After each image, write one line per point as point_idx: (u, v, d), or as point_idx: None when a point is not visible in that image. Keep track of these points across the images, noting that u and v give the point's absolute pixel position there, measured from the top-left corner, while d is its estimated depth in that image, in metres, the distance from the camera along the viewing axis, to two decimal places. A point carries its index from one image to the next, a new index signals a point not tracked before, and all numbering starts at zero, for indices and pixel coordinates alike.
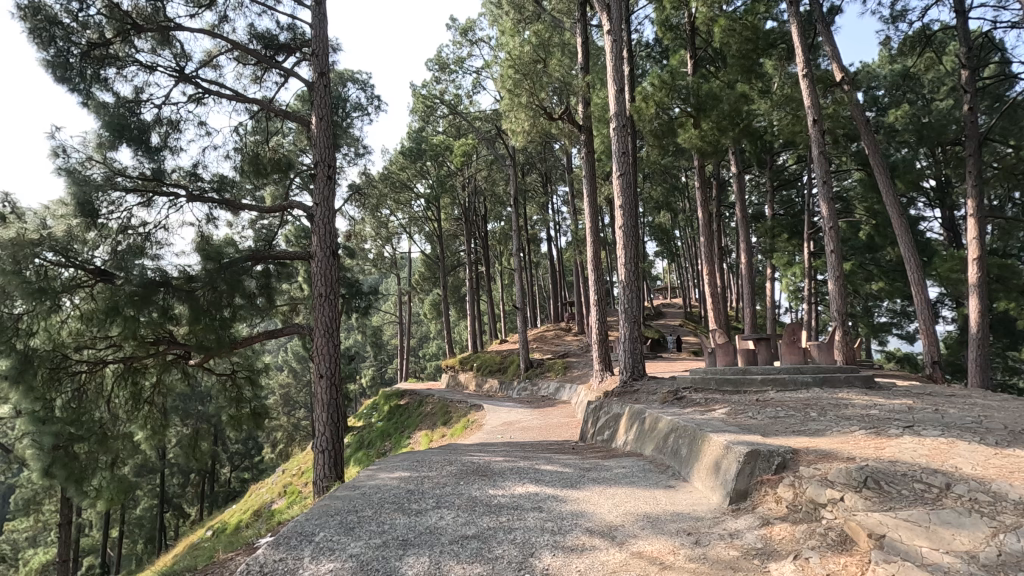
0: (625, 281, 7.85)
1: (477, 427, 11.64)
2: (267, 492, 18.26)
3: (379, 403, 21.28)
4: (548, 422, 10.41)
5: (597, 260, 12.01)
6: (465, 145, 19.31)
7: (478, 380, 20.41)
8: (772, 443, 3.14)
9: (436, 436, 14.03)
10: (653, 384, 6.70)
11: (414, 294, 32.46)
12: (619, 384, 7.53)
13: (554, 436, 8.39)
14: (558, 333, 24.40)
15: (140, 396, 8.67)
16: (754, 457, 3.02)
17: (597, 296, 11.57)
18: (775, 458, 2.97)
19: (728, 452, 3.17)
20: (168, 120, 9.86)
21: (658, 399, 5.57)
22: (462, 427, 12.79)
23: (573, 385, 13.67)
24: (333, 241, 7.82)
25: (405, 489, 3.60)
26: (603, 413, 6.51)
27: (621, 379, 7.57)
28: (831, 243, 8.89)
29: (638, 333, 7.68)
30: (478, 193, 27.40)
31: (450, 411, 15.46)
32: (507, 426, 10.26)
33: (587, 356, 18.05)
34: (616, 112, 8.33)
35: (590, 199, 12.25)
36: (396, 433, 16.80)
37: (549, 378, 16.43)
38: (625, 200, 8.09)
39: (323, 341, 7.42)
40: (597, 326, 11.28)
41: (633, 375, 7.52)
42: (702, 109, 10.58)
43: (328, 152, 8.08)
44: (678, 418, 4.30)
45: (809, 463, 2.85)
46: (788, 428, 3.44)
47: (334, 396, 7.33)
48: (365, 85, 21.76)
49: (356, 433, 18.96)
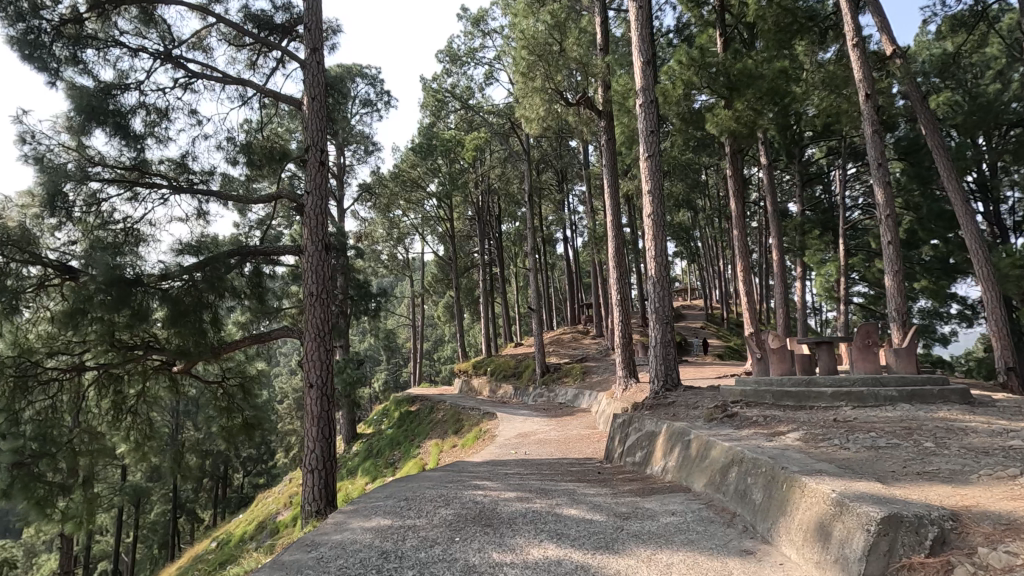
0: (655, 277, 6.88)
1: (489, 438, 10.78)
2: (274, 502, 17.59)
3: (390, 408, 20.49)
4: (565, 433, 9.50)
5: (619, 258, 11.07)
6: (477, 140, 18.52)
7: (491, 385, 19.55)
8: (908, 500, 2.21)
9: (446, 446, 13.19)
10: (692, 396, 5.74)
11: (427, 297, 31.77)
12: (650, 396, 6.56)
13: (574, 452, 7.47)
14: (575, 336, 23.44)
15: (122, 405, 8.01)
16: (893, 524, 2.09)
17: (620, 296, 10.61)
18: (929, 527, 2.05)
19: (842, 513, 2.24)
20: (156, 108, 9.16)
21: (702, 416, 4.62)
22: (473, 437, 11.93)
23: (592, 392, 12.73)
24: (327, 233, 7.00)
25: (378, 552, 2.71)
26: (633, 430, 5.56)
27: (653, 390, 6.61)
28: (888, 234, 7.89)
29: (671, 336, 6.71)
30: (492, 192, 26.63)
31: (461, 419, 14.61)
32: (521, 438, 9.37)
33: (606, 360, 17.09)
34: (642, 87, 7.42)
35: (610, 192, 11.31)
36: (406, 441, 15.99)
37: (566, 384, 15.50)
38: (654, 186, 7.13)
39: (313, 346, 6.61)
40: (620, 330, 10.32)
41: (666, 385, 6.56)
42: (736, 89, 9.60)
43: (322, 135, 7.29)
44: (737, 446, 3.37)
45: (992, 543, 1.91)
46: (915, 470, 2.50)
47: (325, 408, 6.48)
48: (374, 81, 21.11)
49: (365, 441, 18.20)
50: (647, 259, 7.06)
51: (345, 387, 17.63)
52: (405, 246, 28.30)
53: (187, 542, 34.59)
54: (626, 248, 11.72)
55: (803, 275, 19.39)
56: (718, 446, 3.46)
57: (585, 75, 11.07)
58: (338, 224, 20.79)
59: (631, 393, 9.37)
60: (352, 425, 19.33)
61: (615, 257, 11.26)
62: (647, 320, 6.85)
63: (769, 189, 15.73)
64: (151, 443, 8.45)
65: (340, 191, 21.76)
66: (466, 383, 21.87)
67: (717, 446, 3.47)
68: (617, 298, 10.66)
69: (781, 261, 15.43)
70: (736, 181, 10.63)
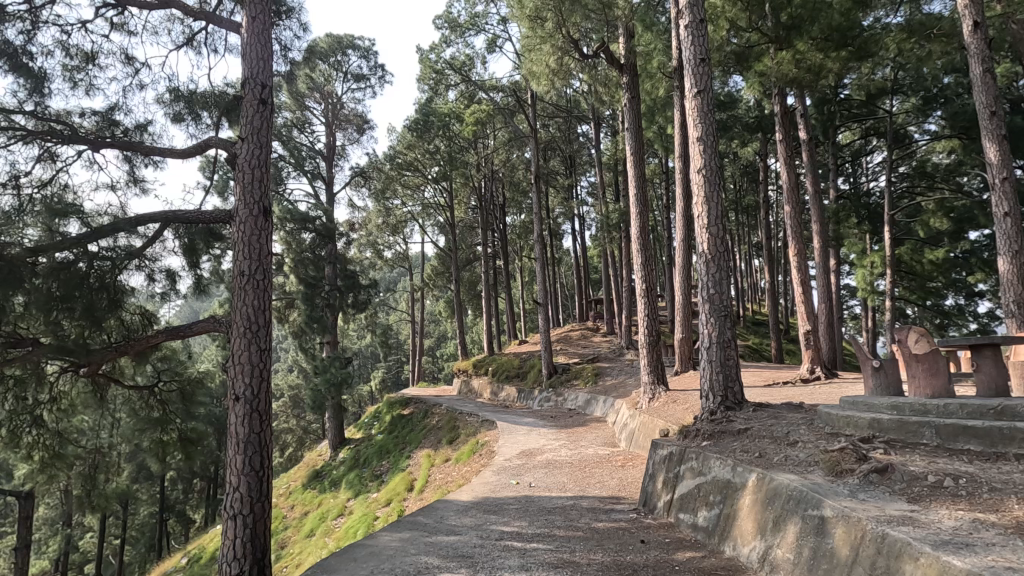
0: (709, 255, 5.01)
1: (487, 454, 9.04)
2: None
3: (382, 411, 18.80)
4: (578, 453, 7.72)
5: (642, 238, 9.03)
6: (478, 115, 16.73)
7: (493, 388, 17.82)
8: None
9: (438, 459, 11.46)
10: (777, 423, 3.92)
11: (427, 291, 30.04)
12: (704, 418, 4.72)
13: (594, 486, 5.69)
14: (585, 334, 21.67)
15: (21, 417, 6.41)
16: None
17: (644, 287, 8.77)
18: None
19: None
20: (80, 50, 7.46)
21: (823, 467, 2.81)
22: (468, 451, 10.18)
23: (608, 399, 10.95)
24: (268, 198, 5.28)
25: None
26: (690, 472, 3.78)
27: (707, 409, 4.76)
28: (1005, 201, 6.71)
29: (732, 333, 4.86)
30: (496, 178, 24.92)
31: (457, 427, 12.89)
32: (525, 459, 7.59)
33: (621, 361, 15.33)
34: (688, 3, 5.55)
35: (632, 161, 9.31)
36: (396, 450, 14.27)
37: (576, 388, 13.79)
38: (705, 133, 5.25)
39: (241, 344, 4.86)
40: (646, 327, 8.44)
41: (727, 401, 4.71)
42: (794, 29, 7.85)
43: (267, 67, 5.51)
44: (981, 566, 1.60)
45: None
46: None
47: (256, 430, 4.72)
48: (368, 53, 19.36)
49: (352, 447, 16.48)
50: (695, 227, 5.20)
51: (329, 388, 15.90)
52: (404, 237, 26.57)
53: (178, 545, 33.12)
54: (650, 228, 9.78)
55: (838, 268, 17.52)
56: (926, 561, 1.72)
57: (603, 21, 9.22)
58: (328, 212, 19.11)
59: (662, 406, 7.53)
60: (341, 429, 17.60)
61: (638, 238, 9.20)
62: (699, 310, 4.98)
63: (809, 170, 13.68)
64: (64, 463, 6.83)
65: (331, 176, 20.05)
66: (466, 384, 20.13)
67: (923, 559, 1.74)
68: (641, 288, 8.73)
69: (822, 250, 13.51)
70: (786, 146, 8.72)
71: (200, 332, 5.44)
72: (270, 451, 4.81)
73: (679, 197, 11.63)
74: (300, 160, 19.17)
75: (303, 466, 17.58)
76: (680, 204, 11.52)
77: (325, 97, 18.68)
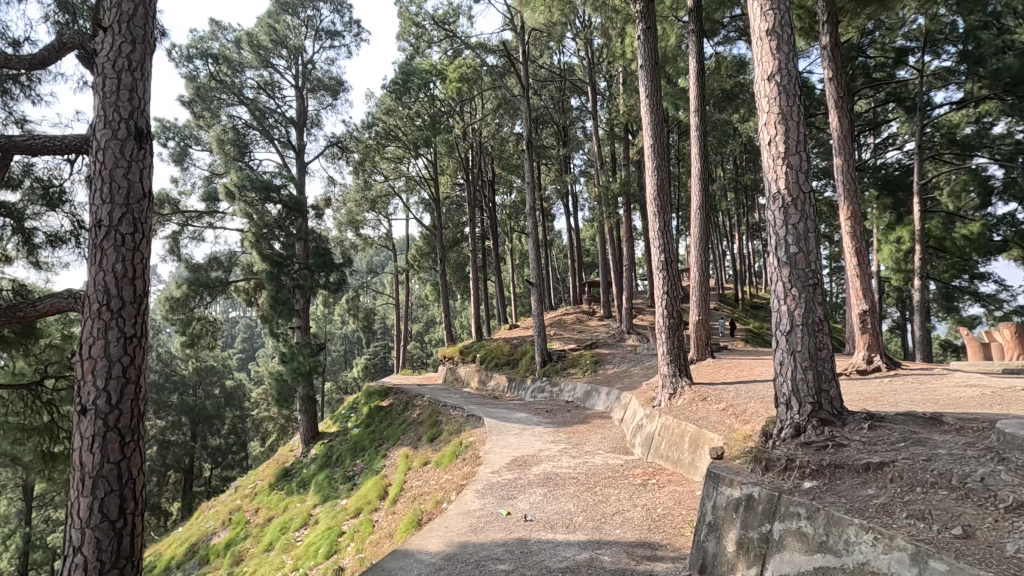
0: (787, 198, 3.75)
1: (472, 460, 7.54)
2: (213, 518, 14.34)
3: (360, 401, 17.27)
4: (583, 464, 6.20)
5: (662, 200, 7.44)
6: (463, 72, 14.91)
7: (481, 376, 16.37)
8: None
9: (416, 461, 9.94)
10: (930, 460, 2.68)
11: (412, 273, 28.38)
12: (788, 436, 3.52)
13: (614, 521, 4.20)
14: (580, 317, 20.19)
15: None
16: None
17: (662, 262, 7.16)
18: None
19: None
20: None
21: None
22: (450, 454, 8.66)
23: (614, 392, 9.52)
24: (146, 116, 3.61)
25: None
26: (793, 537, 2.55)
27: (791, 423, 3.57)
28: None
29: (822, 311, 3.66)
30: (484, 150, 23.18)
31: (441, 422, 11.43)
32: (517, 473, 6.05)
33: (623, 347, 13.94)
34: None
35: (648, 103, 7.62)
36: (372, 446, 12.82)
37: (574, 378, 12.38)
38: (783, 46, 3.91)
39: (89, 328, 3.24)
40: (666, 307, 6.92)
41: (821, 412, 3.50)
42: None
43: None
44: None
45: None
46: None
47: (114, 459, 3.13)
48: (341, 7, 17.42)
49: (326, 442, 15.00)
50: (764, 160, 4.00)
51: (297, 378, 14.26)
52: (385, 215, 24.81)
53: (152, 538, 31.60)
54: (668, 189, 8.22)
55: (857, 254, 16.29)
56: None
57: None
58: (299, 185, 17.35)
59: (690, 406, 6.05)
60: (315, 423, 16.05)
61: (655, 198, 7.56)
62: (776, 278, 3.74)
63: None
64: None
65: (303, 145, 18.22)
66: (452, 372, 18.63)
67: None
68: (658, 260, 7.16)
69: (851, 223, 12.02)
70: (837, 86, 7.18)
71: (50, 312, 3.81)
72: (138, 489, 3.23)
73: (694, 157, 10.02)
74: (266, 127, 17.39)
75: (273, 462, 16.02)
76: (696, 166, 9.95)
77: (293, 55, 16.79)
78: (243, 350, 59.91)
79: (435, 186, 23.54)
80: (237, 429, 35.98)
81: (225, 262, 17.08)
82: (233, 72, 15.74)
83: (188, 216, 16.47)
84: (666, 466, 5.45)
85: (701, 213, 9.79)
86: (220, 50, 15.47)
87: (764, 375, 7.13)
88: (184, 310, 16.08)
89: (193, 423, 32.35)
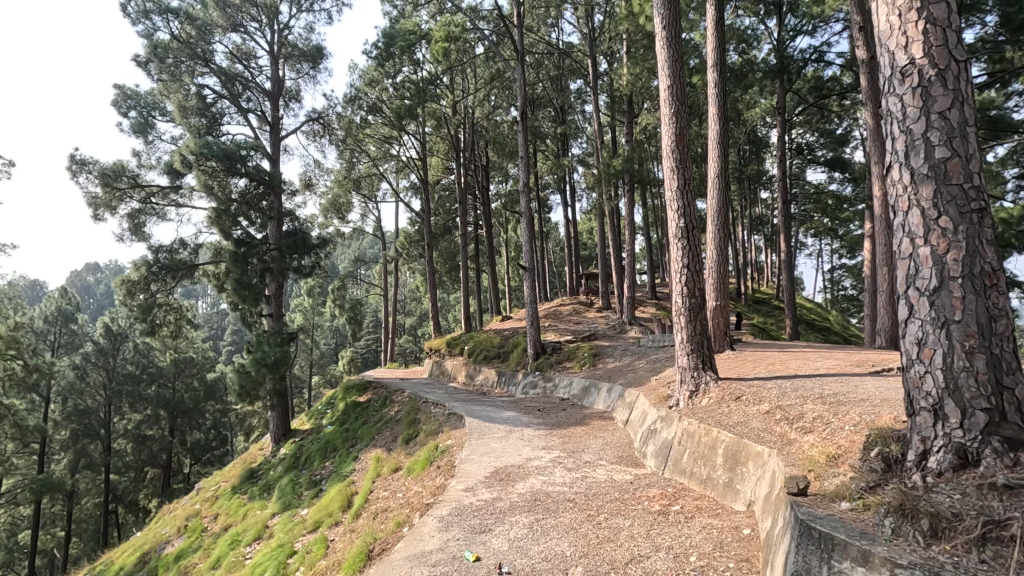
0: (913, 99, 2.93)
1: (446, 469, 6.21)
2: (170, 524, 12.97)
3: (338, 396, 15.91)
4: (581, 479, 4.88)
5: (683, 149, 5.86)
6: (450, 31, 13.45)
7: (469, 369, 15.04)
8: None
9: (387, 465, 8.65)
10: None
11: (400, 262, 26.99)
12: (958, 467, 2.62)
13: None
14: (577, 309, 18.87)
15: None
16: None
17: (683, 229, 5.76)
18: None
19: None
20: None
21: None
22: (423, 460, 7.29)
23: (618, 389, 8.20)
24: None
25: None
26: None
27: (955, 447, 2.67)
28: None
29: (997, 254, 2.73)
30: (477, 130, 21.76)
31: (420, 421, 10.11)
32: (497, 491, 4.72)
33: (625, 339, 12.63)
34: None
35: (665, 34, 5.98)
36: (344, 447, 11.52)
37: (571, 372, 11.07)
38: None
39: None
40: (685, 285, 5.60)
41: (1006, 427, 2.56)
42: None
43: None
44: None
45: None
46: None
47: None
48: None
49: (296, 441, 13.67)
50: (885, 56, 3.10)
51: (261, 370, 12.81)
52: (372, 199, 23.39)
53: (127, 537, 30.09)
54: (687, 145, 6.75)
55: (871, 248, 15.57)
56: None
57: None
58: (274, 161, 15.98)
59: (718, 407, 4.74)
60: (286, 420, 14.71)
61: (672, 152, 6.02)
62: (918, 204, 2.90)
63: (869, 100, 10.66)
64: None
65: (278, 119, 16.77)
66: (439, 366, 17.30)
67: None
68: (677, 227, 5.75)
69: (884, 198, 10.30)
70: None
71: None
72: None
73: (710, 119, 8.65)
74: (238, 97, 16.04)
75: (239, 462, 14.68)
76: (713, 129, 8.61)
77: (268, 17, 15.40)
78: (230, 344, 58.17)
79: (424, 168, 22.18)
80: (218, 424, 34.54)
81: (192, 244, 15.71)
82: (201, 33, 14.35)
83: (149, 193, 14.74)
84: (691, 487, 4.19)
85: (719, 183, 8.49)
86: (184, 8, 14.07)
87: (803, 369, 5.81)
88: (144, 295, 14.64)
89: (172, 418, 30.85)
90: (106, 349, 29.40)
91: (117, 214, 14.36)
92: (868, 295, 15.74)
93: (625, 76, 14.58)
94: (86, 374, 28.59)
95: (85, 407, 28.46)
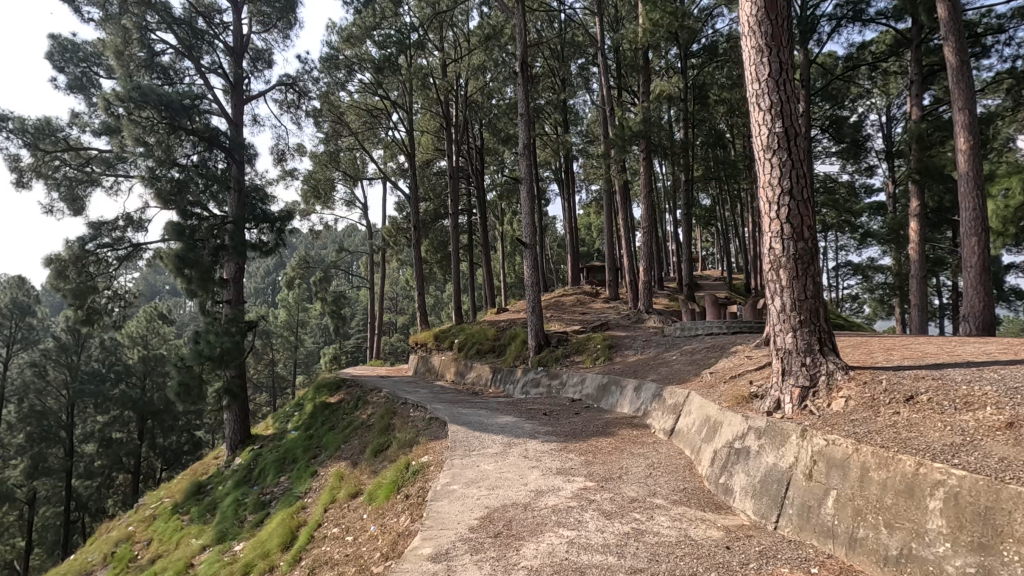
0: None
1: (413, 506, 4.14)
2: (99, 549, 10.81)
3: (308, 396, 13.85)
4: (635, 538, 2.82)
5: (776, 20, 3.80)
6: None
7: (459, 366, 13.01)
8: None
9: (345, 486, 6.57)
10: None
11: (388, 252, 24.95)
12: None
13: None
14: (581, 299, 16.93)
15: None
16: None
17: (781, 141, 3.70)
18: None
19: None
20: None
21: None
22: (387, 484, 5.19)
23: (650, 388, 6.19)
24: None
25: None
26: None
27: None
28: None
29: None
30: (470, 103, 19.75)
31: (394, 427, 8.05)
32: (489, 561, 2.68)
33: (644, 330, 10.63)
34: None
35: None
36: (304, 457, 9.45)
37: (581, 368, 9.09)
38: None
39: None
40: (787, 221, 3.60)
41: None
42: None
43: None
44: None
45: None
46: None
47: None
48: None
49: (254, 449, 11.59)
50: None
51: (206, 363, 10.71)
52: (355, 181, 21.35)
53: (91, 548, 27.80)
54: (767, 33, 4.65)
55: (919, 228, 13.63)
56: None
57: None
58: (236, 126, 13.88)
59: (878, 414, 2.76)
60: (244, 424, 12.64)
61: (757, 29, 3.92)
62: None
63: (949, 31, 8.60)
64: None
65: (242, 80, 14.66)
66: (425, 363, 15.28)
67: None
68: (771, 137, 3.72)
69: (972, 150, 8.31)
70: None
71: None
72: None
73: None
74: (195, 52, 13.93)
75: (189, 473, 12.58)
76: None
77: None
78: None
79: (412, 146, 20.18)
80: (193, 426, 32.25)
81: (138, 220, 13.56)
82: None
83: (86, 158, 12.60)
84: (865, 572, 2.19)
85: None
86: None
87: (960, 354, 3.80)
88: (78, 276, 12.54)
89: (141, 420, 28.63)
90: (69, 347, 27.14)
91: (48, 181, 12.20)
92: (913, 281, 13.89)
93: (647, 27, 12.63)
94: (45, 373, 26.39)
95: (43, 408, 26.19)
